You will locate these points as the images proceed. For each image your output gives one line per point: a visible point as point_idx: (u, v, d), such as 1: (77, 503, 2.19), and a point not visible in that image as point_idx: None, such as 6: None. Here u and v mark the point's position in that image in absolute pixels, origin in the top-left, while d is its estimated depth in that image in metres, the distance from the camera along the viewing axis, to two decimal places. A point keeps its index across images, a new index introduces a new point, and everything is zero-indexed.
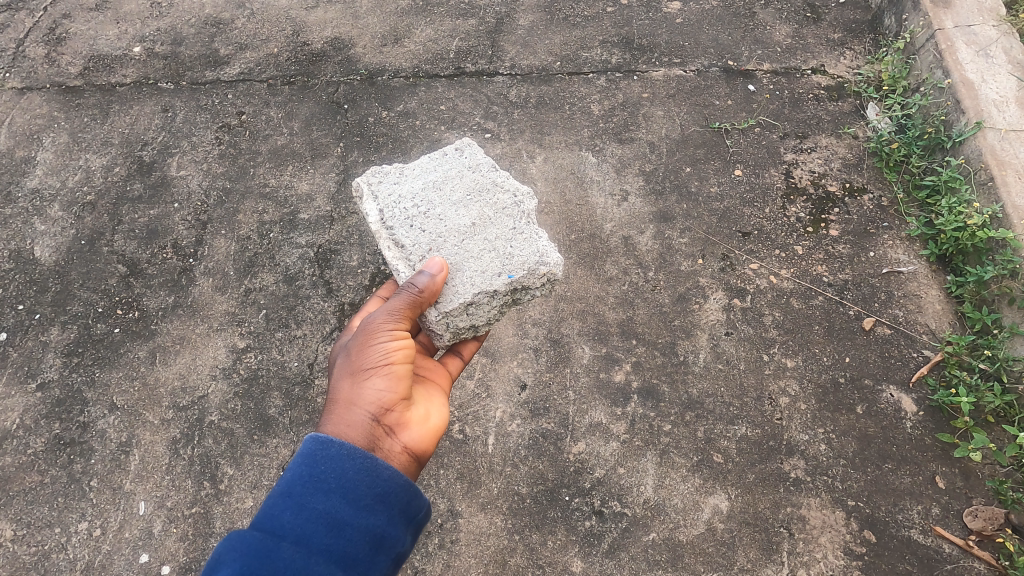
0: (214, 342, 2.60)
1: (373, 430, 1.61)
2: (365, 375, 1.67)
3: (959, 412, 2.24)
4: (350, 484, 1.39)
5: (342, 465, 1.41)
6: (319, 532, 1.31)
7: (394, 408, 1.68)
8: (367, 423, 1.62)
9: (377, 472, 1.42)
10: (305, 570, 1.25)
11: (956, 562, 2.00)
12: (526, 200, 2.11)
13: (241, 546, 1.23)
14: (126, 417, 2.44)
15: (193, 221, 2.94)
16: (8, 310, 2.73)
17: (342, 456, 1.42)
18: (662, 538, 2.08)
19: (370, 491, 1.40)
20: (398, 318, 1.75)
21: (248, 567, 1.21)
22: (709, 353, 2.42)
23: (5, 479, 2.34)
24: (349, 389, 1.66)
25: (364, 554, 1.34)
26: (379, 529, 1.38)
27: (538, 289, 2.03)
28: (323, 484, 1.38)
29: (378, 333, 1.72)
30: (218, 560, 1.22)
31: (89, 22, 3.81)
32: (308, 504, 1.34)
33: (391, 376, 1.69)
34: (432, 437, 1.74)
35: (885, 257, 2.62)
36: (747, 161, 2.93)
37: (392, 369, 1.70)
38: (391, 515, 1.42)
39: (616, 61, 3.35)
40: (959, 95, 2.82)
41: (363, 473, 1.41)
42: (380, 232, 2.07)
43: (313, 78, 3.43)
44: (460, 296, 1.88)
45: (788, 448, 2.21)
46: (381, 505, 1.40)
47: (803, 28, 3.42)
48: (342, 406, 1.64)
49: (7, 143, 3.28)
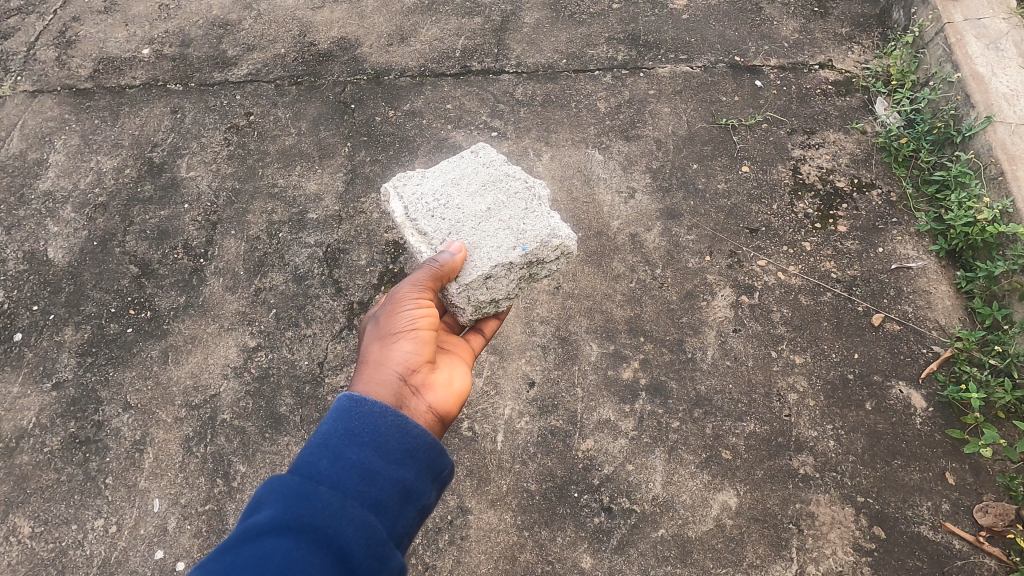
0: (225, 341, 2.63)
1: (401, 389, 1.63)
2: (393, 338, 1.71)
3: (969, 408, 2.24)
4: (382, 438, 1.41)
5: (374, 421, 1.43)
6: (353, 479, 1.31)
7: (420, 369, 1.70)
8: (396, 382, 1.64)
9: (407, 429, 1.45)
10: (342, 512, 1.22)
11: (967, 558, 2.00)
12: (538, 186, 2.15)
13: (283, 488, 1.22)
14: (140, 415, 2.48)
15: (203, 221, 2.97)
16: (24, 311, 2.77)
17: (375, 413, 1.45)
18: (671, 534, 2.09)
19: (400, 446, 1.42)
20: (423, 287, 1.79)
21: (289, 507, 1.19)
22: (717, 350, 2.42)
23: (23, 477, 2.38)
24: (378, 352, 1.69)
25: (395, 504, 1.34)
26: (407, 481, 1.38)
27: (553, 263, 2.08)
28: (357, 437, 1.39)
29: (405, 300, 1.76)
30: (259, 501, 1.22)
31: (98, 25, 3.85)
32: (343, 454, 1.35)
33: (418, 340, 1.72)
34: (455, 400, 1.76)
35: (894, 253, 2.61)
36: (755, 157, 2.92)
37: (417, 333, 1.73)
38: (419, 470, 1.43)
39: (623, 58, 3.34)
40: (969, 89, 2.80)
41: (394, 429, 1.43)
42: (404, 224, 2.08)
43: (320, 79, 3.45)
44: (480, 269, 1.91)
45: (797, 445, 2.22)
46: (410, 459, 1.42)
47: (810, 22, 3.40)
48: (371, 366, 1.66)
49: (20, 146, 3.32)
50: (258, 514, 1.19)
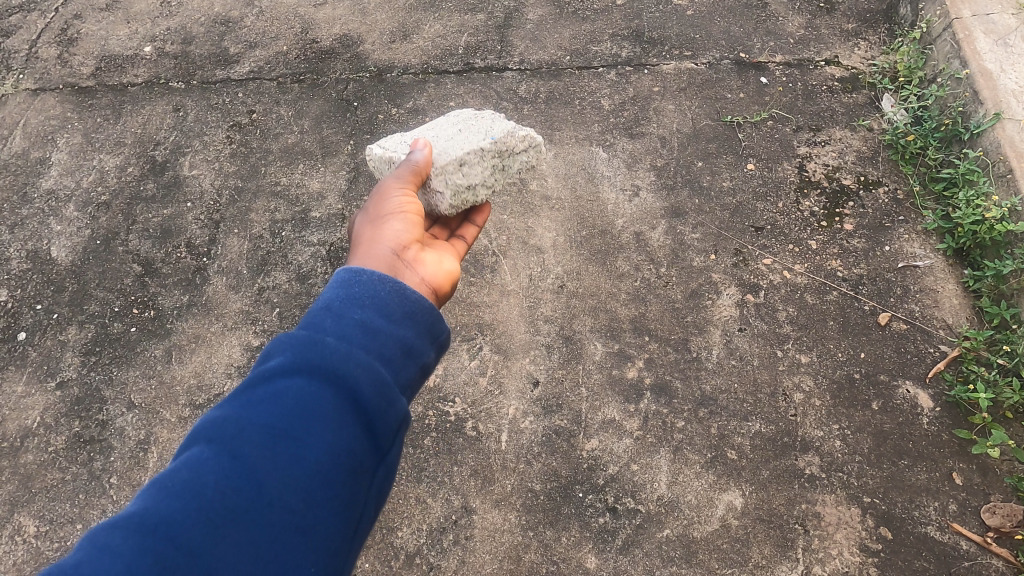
0: (228, 341, 2.63)
1: (394, 261, 1.65)
2: (383, 219, 1.75)
3: (976, 408, 2.22)
4: (382, 301, 1.38)
5: (374, 288, 1.40)
6: (357, 334, 1.28)
7: (411, 247, 1.72)
8: (389, 255, 1.65)
9: (405, 293, 1.41)
10: (349, 357, 1.19)
11: (974, 559, 1.99)
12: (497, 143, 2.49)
13: (290, 339, 1.21)
14: (144, 415, 2.48)
15: (206, 220, 2.97)
16: (27, 310, 2.77)
17: (374, 281, 1.41)
18: (677, 534, 2.08)
19: (401, 307, 1.39)
20: (406, 181, 1.89)
21: (297, 355, 1.19)
22: (722, 350, 2.41)
23: (28, 476, 2.39)
24: (370, 231, 1.72)
25: (398, 358, 1.31)
26: (408, 340, 1.35)
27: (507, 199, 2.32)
28: (359, 300, 1.36)
29: (390, 191, 1.85)
30: (270, 352, 1.22)
31: (100, 22, 3.84)
32: (346, 313, 1.32)
33: (408, 221, 1.76)
34: (448, 279, 1.76)
35: (900, 251, 2.59)
36: (760, 155, 2.90)
37: (406, 215, 1.78)
38: (419, 330, 1.40)
39: (627, 55, 3.32)
40: (977, 86, 2.78)
41: (393, 293, 1.40)
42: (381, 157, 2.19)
43: (323, 76, 3.44)
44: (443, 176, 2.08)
45: (803, 445, 2.20)
46: (411, 321, 1.40)
47: (816, 18, 3.37)
48: (365, 243, 1.68)
49: (23, 144, 3.31)
50: (270, 362, 1.20)
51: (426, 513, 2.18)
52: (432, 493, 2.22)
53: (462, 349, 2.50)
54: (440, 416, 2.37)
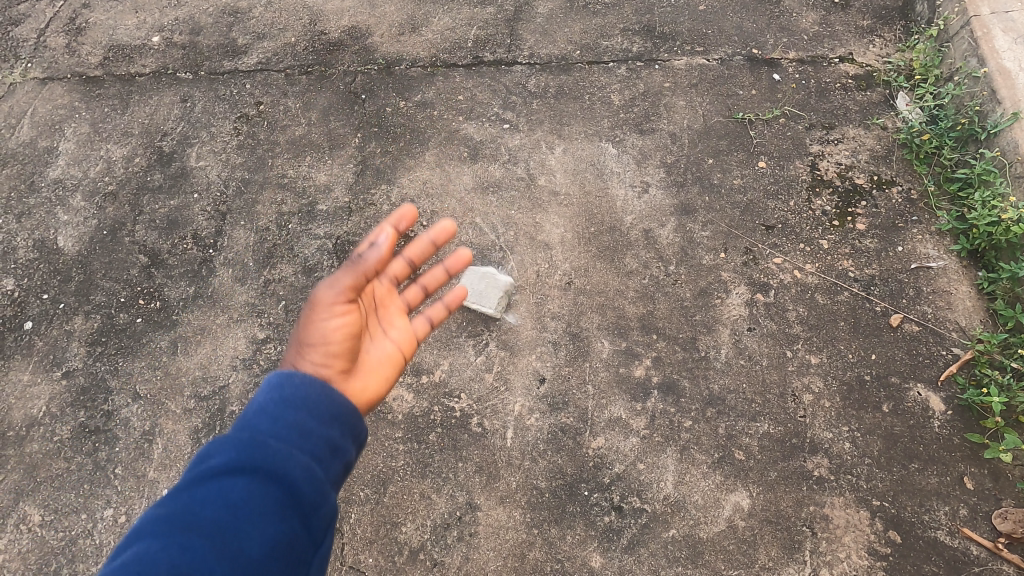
0: (234, 333, 2.62)
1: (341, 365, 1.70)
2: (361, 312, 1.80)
3: (989, 412, 2.19)
4: (315, 403, 1.46)
5: (305, 391, 1.47)
6: (291, 436, 1.37)
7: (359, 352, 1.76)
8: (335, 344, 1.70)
9: (332, 396, 1.49)
10: (289, 459, 1.30)
11: (984, 565, 1.96)
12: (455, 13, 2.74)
13: (228, 447, 1.31)
14: (149, 406, 2.47)
15: (213, 212, 2.96)
16: (33, 300, 2.77)
17: (305, 384, 1.49)
18: (682, 534, 2.06)
19: (330, 410, 1.46)
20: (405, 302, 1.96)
21: (233, 461, 1.28)
22: (731, 349, 2.39)
23: (34, 465, 2.39)
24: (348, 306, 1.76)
25: (326, 458, 1.39)
26: (336, 440, 1.43)
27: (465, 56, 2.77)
28: (292, 402, 1.44)
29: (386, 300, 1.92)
30: (207, 455, 1.31)
31: (108, 12, 3.82)
32: (282, 417, 1.40)
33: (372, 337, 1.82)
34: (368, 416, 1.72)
35: (913, 252, 2.56)
36: (771, 153, 2.87)
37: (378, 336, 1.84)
38: (347, 431, 1.48)
39: (638, 50, 3.28)
40: (995, 85, 2.72)
41: (323, 395, 1.48)
42: None
43: (330, 68, 3.42)
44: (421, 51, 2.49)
45: (811, 446, 2.18)
46: (338, 421, 1.47)
47: (831, 14, 3.33)
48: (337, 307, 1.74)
49: (30, 133, 3.31)
50: (210, 464, 1.29)
51: (430, 509, 2.17)
52: (436, 489, 2.21)
53: (468, 344, 2.49)
54: (446, 412, 2.35)
